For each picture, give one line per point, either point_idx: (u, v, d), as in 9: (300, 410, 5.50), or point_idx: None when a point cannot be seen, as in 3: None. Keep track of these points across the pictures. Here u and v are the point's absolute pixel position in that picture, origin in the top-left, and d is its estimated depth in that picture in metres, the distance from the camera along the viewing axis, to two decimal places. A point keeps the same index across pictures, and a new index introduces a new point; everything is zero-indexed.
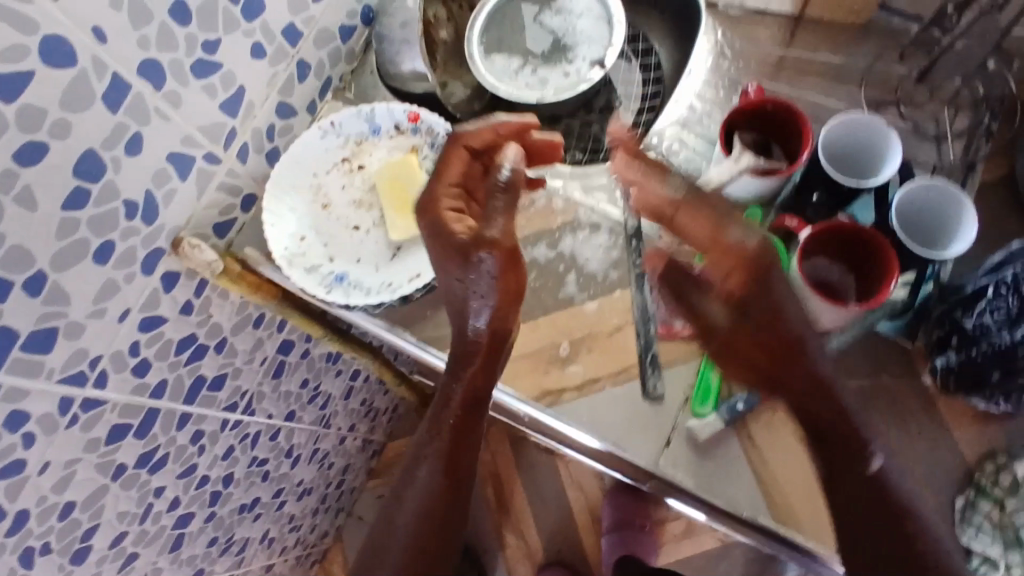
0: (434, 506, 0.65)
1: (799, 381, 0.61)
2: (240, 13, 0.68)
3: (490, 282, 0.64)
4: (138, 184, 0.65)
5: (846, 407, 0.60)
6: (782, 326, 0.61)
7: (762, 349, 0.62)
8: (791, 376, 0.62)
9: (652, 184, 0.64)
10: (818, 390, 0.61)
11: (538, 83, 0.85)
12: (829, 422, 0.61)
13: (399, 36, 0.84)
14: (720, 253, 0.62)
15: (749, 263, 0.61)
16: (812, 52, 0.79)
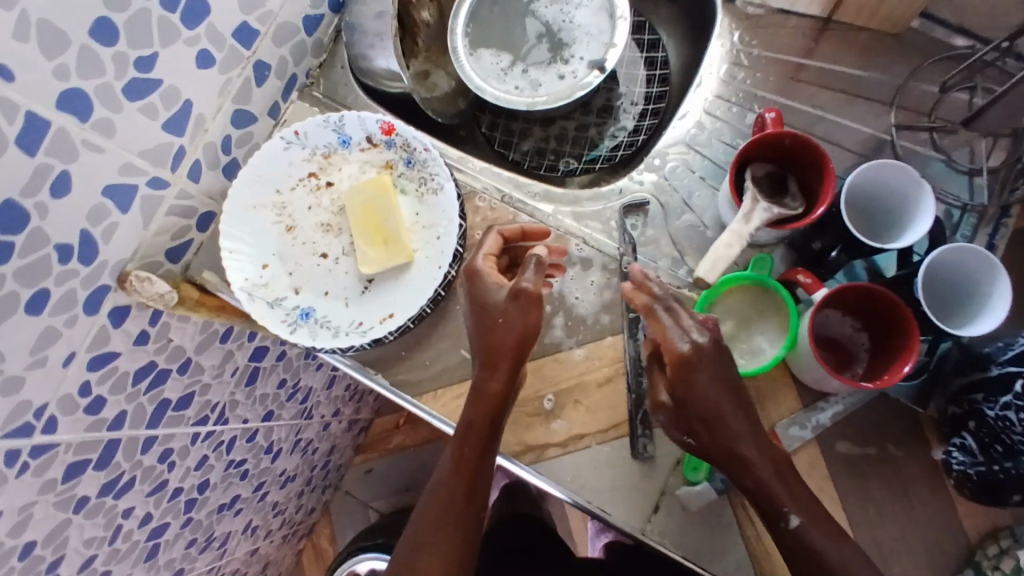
0: (446, 490, 0.55)
1: (711, 450, 0.54)
2: (179, 21, 0.58)
3: (514, 312, 0.58)
4: (70, 226, 0.57)
5: (754, 457, 0.53)
6: (703, 402, 0.53)
7: (708, 429, 0.54)
8: (729, 460, 0.53)
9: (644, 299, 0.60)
10: (730, 450, 0.53)
11: (529, 86, 0.76)
12: (740, 475, 0.53)
13: (373, 30, 0.74)
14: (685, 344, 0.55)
15: (674, 359, 0.54)
16: (839, 63, 0.70)
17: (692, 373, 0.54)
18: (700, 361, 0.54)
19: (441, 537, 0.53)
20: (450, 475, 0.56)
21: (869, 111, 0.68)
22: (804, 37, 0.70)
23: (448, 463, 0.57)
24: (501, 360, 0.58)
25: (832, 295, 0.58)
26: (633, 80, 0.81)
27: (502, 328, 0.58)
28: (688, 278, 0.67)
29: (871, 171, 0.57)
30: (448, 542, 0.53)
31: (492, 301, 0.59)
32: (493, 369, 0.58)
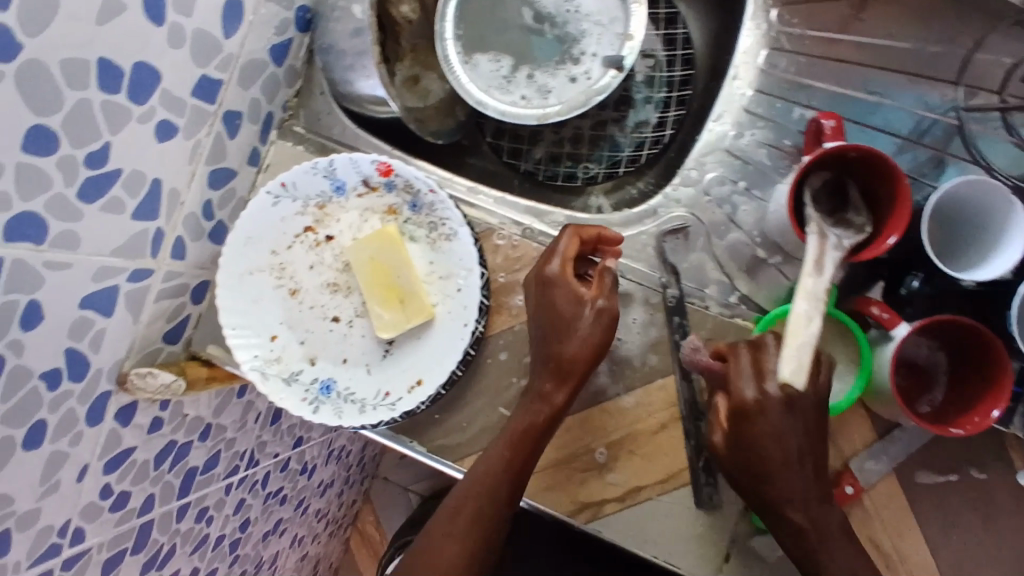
0: (491, 497, 0.54)
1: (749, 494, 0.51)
2: (127, 99, 0.50)
3: (590, 328, 0.55)
4: (53, 351, 0.52)
5: (802, 521, 0.50)
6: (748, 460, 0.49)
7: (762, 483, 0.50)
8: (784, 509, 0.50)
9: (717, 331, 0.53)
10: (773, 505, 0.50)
11: (534, 93, 0.67)
12: (784, 530, 0.51)
13: (352, 49, 0.64)
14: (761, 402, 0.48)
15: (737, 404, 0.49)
16: (894, 34, 0.60)
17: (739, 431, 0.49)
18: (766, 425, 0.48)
19: (468, 527, 0.54)
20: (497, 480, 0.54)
21: (931, 90, 0.59)
22: (848, 8, 0.60)
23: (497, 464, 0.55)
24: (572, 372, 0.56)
25: (915, 328, 0.51)
26: (652, 64, 0.71)
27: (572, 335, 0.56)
28: (739, 304, 0.60)
29: (957, 188, 0.50)
30: (465, 518, 0.54)
31: (567, 316, 0.56)
32: (560, 383, 0.56)
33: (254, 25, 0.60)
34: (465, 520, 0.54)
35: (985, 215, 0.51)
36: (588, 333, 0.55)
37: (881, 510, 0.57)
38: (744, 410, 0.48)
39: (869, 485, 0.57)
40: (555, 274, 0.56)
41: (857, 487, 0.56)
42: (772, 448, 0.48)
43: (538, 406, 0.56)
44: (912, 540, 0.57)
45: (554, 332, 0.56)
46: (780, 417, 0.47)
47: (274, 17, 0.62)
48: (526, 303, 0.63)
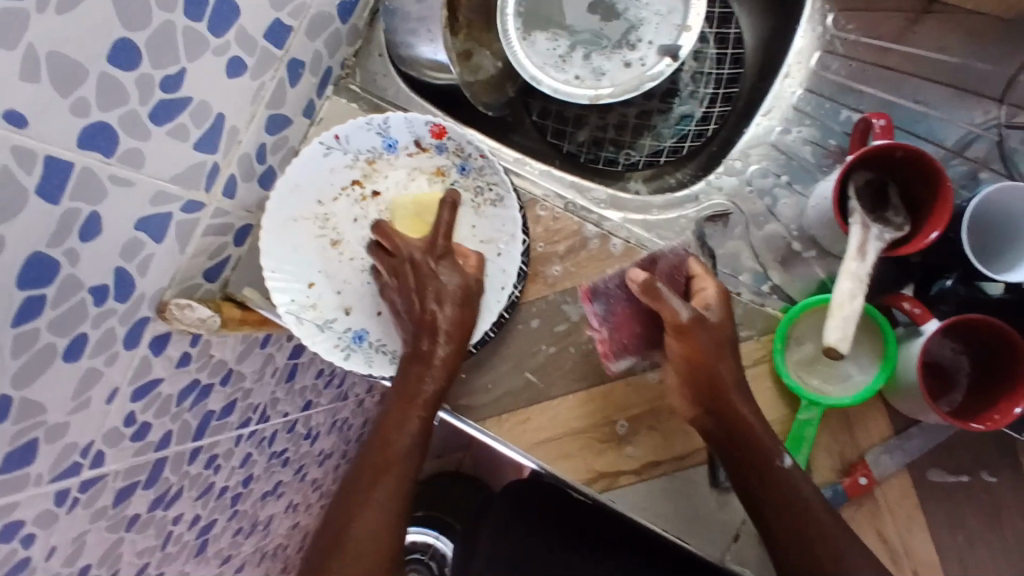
0: (391, 457, 0.56)
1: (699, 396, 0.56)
2: (207, 29, 0.51)
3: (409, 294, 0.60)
4: (104, 265, 0.52)
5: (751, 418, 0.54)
6: (718, 367, 0.55)
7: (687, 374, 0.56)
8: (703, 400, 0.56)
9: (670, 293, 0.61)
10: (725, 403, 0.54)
11: (588, 74, 0.68)
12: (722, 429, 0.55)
13: (417, 14, 0.66)
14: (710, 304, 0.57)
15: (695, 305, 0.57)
16: (946, 49, 0.63)
17: (705, 334, 0.55)
18: (724, 331, 0.56)
19: (388, 498, 0.54)
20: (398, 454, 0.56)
21: (977, 107, 0.63)
22: (903, 22, 0.63)
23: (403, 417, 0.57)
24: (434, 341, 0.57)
25: (945, 326, 0.54)
26: (703, 60, 0.73)
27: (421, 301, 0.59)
28: (771, 294, 0.62)
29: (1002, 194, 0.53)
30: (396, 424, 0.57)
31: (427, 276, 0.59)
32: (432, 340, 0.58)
33: None
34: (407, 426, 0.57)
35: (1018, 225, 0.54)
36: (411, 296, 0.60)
37: (891, 505, 0.59)
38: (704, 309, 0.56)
39: (881, 479, 0.59)
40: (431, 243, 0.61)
41: (871, 478, 0.58)
42: (731, 357, 0.56)
43: (420, 368, 0.57)
44: (917, 533, 0.59)
45: (422, 307, 0.58)
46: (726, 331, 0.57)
47: None
48: (562, 274, 0.64)
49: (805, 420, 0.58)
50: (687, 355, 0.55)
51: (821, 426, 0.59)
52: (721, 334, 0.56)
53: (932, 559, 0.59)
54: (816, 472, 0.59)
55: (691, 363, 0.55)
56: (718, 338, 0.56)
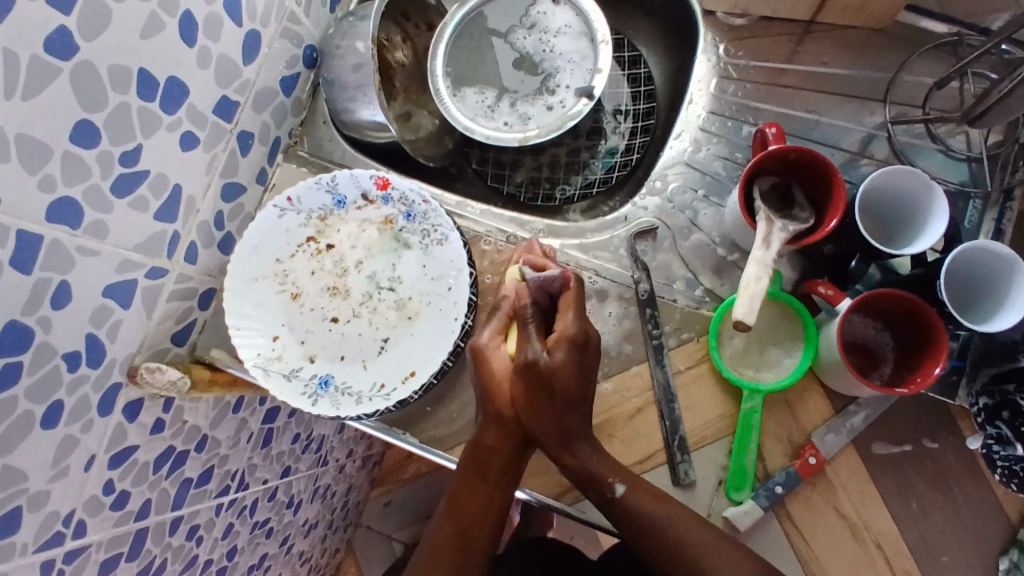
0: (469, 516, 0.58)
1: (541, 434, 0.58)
2: (159, 107, 0.57)
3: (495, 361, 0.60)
4: (76, 333, 0.56)
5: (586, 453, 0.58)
6: (555, 404, 0.57)
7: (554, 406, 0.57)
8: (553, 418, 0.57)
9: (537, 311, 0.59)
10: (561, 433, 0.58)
11: (514, 120, 0.75)
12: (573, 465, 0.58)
13: (353, 81, 0.72)
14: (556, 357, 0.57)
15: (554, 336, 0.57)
16: (829, 62, 0.71)
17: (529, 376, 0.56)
18: (564, 376, 0.56)
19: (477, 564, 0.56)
20: (475, 512, 0.58)
21: (864, 109, 0.70)
22: (787, 44, 0.71)
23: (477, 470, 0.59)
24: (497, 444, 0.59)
25: (856, 303, 0.59)
26: (621, 98, 0.81)
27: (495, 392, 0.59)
28: (704, 298, 0.67)
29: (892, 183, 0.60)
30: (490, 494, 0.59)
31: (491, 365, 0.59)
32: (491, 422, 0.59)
33: (269, 57, 0.68)
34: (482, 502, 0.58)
35: (903, 205, 0.62)
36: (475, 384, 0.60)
37: (843, 482, 0.63)
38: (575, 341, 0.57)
39: (829, 458, 0.63)
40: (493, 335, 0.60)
41: (819, 457, 0.61)
42: (574, 402, 0.58)
43: (492, 440, 0.59)
44: (873, 507, 0.63)
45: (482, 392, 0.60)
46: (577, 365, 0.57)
47: (285, 52, 0.70)
48: None
49: (750, 409, 0.62)
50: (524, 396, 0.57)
51: (767, 414, 0.63)
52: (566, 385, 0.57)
53: (892, 528, 0.63)
54: (768, 459, 0.63)
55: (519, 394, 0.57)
56: (558, 384, 0.56)
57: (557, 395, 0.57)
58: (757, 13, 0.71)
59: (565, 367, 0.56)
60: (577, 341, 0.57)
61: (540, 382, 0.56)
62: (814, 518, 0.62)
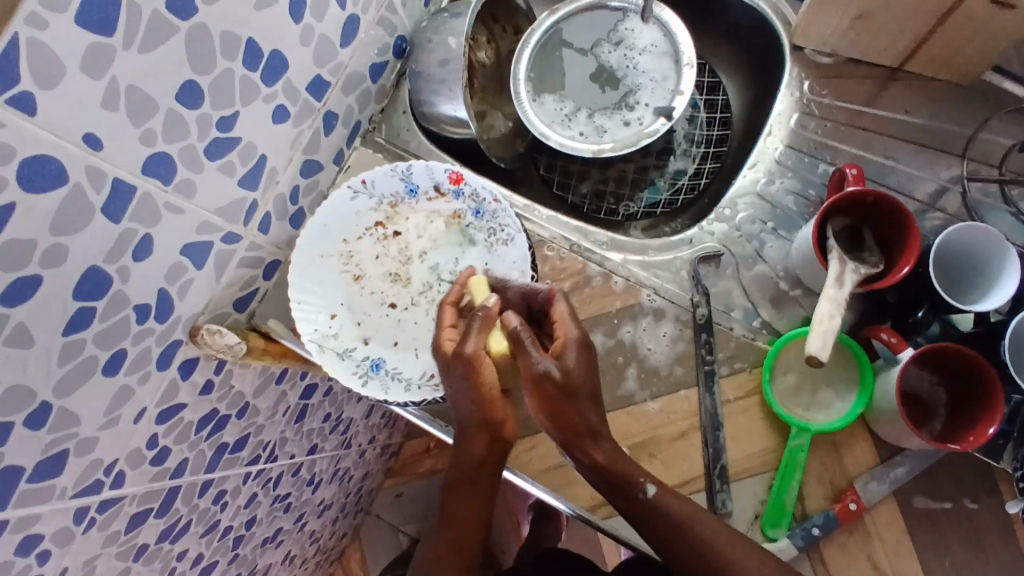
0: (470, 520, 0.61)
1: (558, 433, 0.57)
2: (260, 78, 0.58)
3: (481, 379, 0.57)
4: (149, 287, 0.57)
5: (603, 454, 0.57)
6: (576, 414, 0.56)
7: (552, 404, 0.56)
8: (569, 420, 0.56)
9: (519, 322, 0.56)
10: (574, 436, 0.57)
11: (587, 131, 0.76)
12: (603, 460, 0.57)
13: (438, 75, 0.74)
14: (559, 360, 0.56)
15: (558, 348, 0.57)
16: (911, 112, 0.71)
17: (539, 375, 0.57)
18: (581, 379, 0.56)
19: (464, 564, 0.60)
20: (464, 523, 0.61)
21: (942, 162, 0.70)
22: (871, 89, 0.71)
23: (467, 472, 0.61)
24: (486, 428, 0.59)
25: (919, 354, 0.58)
26: (695, 123, 0.81)
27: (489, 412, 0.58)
28: (762, 329, 0.67)
29: (959, 233, 0.60)
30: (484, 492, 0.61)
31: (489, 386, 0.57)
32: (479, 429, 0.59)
33: (363, 43, 0.69)
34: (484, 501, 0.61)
35: (967, 253, 0.62)
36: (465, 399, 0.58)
37: (881, 532, 0.62)
38: (586, 345, 0.57)
39: (870, 507, 0.62)
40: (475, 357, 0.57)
41: (861, 504, 0.61)
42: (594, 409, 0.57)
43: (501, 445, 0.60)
44: (908, 560, 0.63)
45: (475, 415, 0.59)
46: (590, 374, 0.57)
47: (379, 39, 0.71)
48: None
49: (796, 446, 0.62)
50: (538, 402, 0.56)
51: (812, 454, 0.63)
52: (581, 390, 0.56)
53: None
54: (808, 499, 0.62)
55: (540, 404, 0.56)
56: (575, 388, 0.56)
57: (579, 399, 0.56)
58: (846, 54, 0.71)
59: (578, 370, 0.56)
60: (583, 344, 0.58)
61: (561, 390, 0.55)
62: (848, 564, 0.62)
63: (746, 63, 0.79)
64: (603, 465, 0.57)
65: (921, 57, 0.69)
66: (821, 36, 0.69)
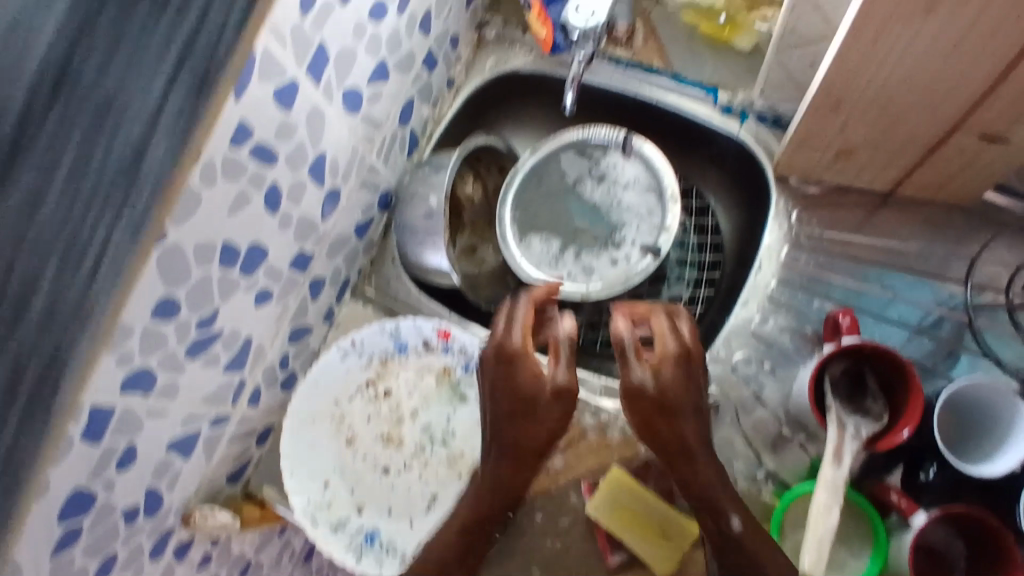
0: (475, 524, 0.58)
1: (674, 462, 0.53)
2: (239, 272, 0.58)
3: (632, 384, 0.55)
4: (136, 489, 0.57)
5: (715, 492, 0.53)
6: (676, 431, 0.53)
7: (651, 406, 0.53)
8: (673, 428, 0.53)
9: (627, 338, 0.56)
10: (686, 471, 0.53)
11: (575, 271, 0.76)
12: (695, 493, 0.54)
13: (424, 227, 0.73)
14: (677, 371, 0.54)
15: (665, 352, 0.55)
16: (908, 239, 0.69)
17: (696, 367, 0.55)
18: (677, 392, 0.53)
19: None
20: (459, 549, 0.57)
21: (943, 289, 0.68)
22: (864, 218, 0.69)
23: (473, 507, 0.58)
24: (524, 464, 0.56)
25: (933, 518, 0.55)
26: (687, 247, 0.80)
27: (531, 430, 0.55)
28: (766, 480, 0.64)
29: (982, 390, 0.57)
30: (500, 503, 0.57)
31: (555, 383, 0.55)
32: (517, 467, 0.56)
33: (346, 208, 0.70)
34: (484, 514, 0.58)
35: (986, 410, 0.58)
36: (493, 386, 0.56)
37: None
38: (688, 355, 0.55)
39: None
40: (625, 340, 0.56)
41: None
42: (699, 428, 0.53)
43: (527, 472, 0.57)
44: None
45: (531, 442, 0.55)
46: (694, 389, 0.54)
47: (363, 200, 0.71)
48: (563, 466, 0.68)
49: None
50: (644, 415, 0.53)
51: None
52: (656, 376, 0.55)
53: None
54: None
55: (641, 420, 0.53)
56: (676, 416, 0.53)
57: (682, 417, 0.53)
58: (833, 182, 0.69)
59: (676, 384, 0.53)
60: (685, 359, 0.55)
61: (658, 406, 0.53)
62: None
63: (735, 187, 0.78)
64: (689, 481, 0.53)
65: (914, 184, 0.66)
66: (804, 167, 0.68)
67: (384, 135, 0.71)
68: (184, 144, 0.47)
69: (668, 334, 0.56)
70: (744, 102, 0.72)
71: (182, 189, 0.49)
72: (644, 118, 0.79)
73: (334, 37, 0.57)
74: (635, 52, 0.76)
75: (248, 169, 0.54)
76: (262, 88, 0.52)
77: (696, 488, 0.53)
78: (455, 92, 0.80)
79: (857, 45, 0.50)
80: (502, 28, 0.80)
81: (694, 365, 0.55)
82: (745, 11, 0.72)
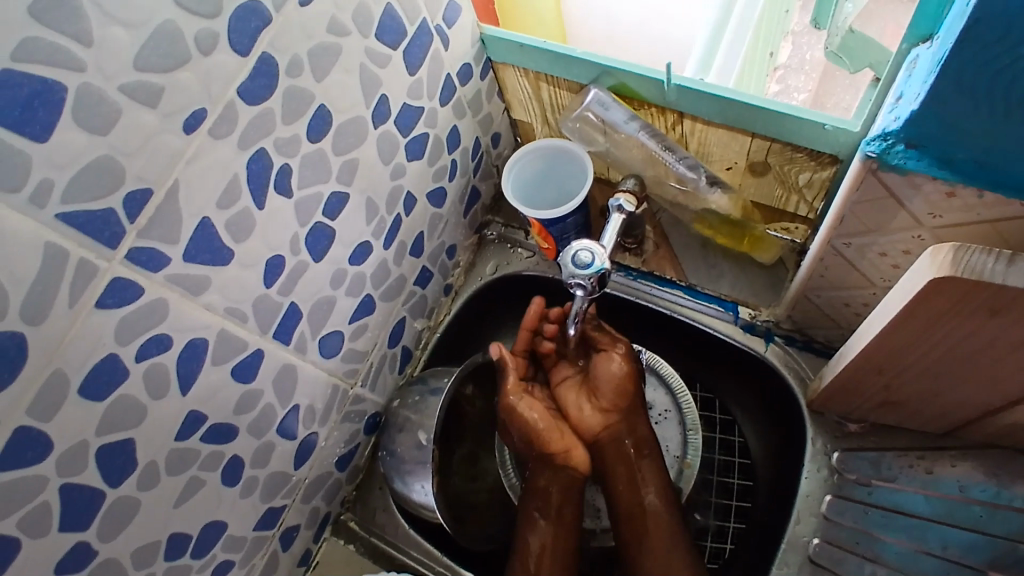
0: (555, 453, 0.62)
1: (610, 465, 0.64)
2: (189, 557, 0.51)
3: (616, 418, 0.64)
4: None
5: (652, 505, 0.61)
6: (642, 496, 0.62)
7: (635, 480, 0.63)
8: (655, 512, 0.61)
9: (609, 360, 0.63)
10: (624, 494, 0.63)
11: (593, 503, 0.70)
12: (629, 504, 0.62)
13: (414, 458, 0.63)
14: (633, 421, 0.64)
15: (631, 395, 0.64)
16: (968, 489, 0.56)
17: (638, 421, 0.64)
18: (647, 468, 0.63)
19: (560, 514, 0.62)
20: (559, 472, 0.63)
21: None
22: (917, 465, 0.59)
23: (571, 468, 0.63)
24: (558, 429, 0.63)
25: None
26: (711, 467, 0.70)
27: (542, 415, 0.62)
28: None
29: None
30: (563, 479, 0.62)
31: (599, 379, 0.63)
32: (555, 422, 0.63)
33: (326, 447, 0.62)
34: (560, 478, 0.63)
35: None
36: (572, 381, 0.67)
37: None
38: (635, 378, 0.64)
39: None
40: (615, 375, 0.63)
41: None
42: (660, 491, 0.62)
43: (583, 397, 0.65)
44: None
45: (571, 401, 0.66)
46: (643, 433, 0.64)
47: (346, 433, 0.64)
48: None
49: None
50: (625, 469, 0.63)
51: None
52: (620, 441, 0.64)
53: None
54: None
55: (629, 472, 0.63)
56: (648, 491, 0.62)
57: (656, 509, 0.61)
58: (875, 420, 0.61)
59: (642, 452, 0.64)
60: (634, 411, 0.64)
61: (644, 479, 0.63)
62: None
63: (763, 405, 0.68)
64: (641, 523, 0.61)
65: (974, 429, 0.55)
66: (841, 406, 0.60)
67: (371, 364, 0.64)
68: (116, 458, 0.42)
69: (637, 373, 0.64)
70: (768, 322, 0.66)
71: (115, 502, 0.43)
72: (659, 327, 0.72)
73: (308, 294, 0.52)
74: (645, 260, 0.71)
75: (201, 454, 0.48)
76: (216, 371, 0.46)
77: (630, 507, 0.62)
78: (453, 297, 0.74)
79: (908, 328, 0.44)
80: (503, 230, 0.76)
81: (636, 399, 0.64)
82: (762, 223, 0.66)
